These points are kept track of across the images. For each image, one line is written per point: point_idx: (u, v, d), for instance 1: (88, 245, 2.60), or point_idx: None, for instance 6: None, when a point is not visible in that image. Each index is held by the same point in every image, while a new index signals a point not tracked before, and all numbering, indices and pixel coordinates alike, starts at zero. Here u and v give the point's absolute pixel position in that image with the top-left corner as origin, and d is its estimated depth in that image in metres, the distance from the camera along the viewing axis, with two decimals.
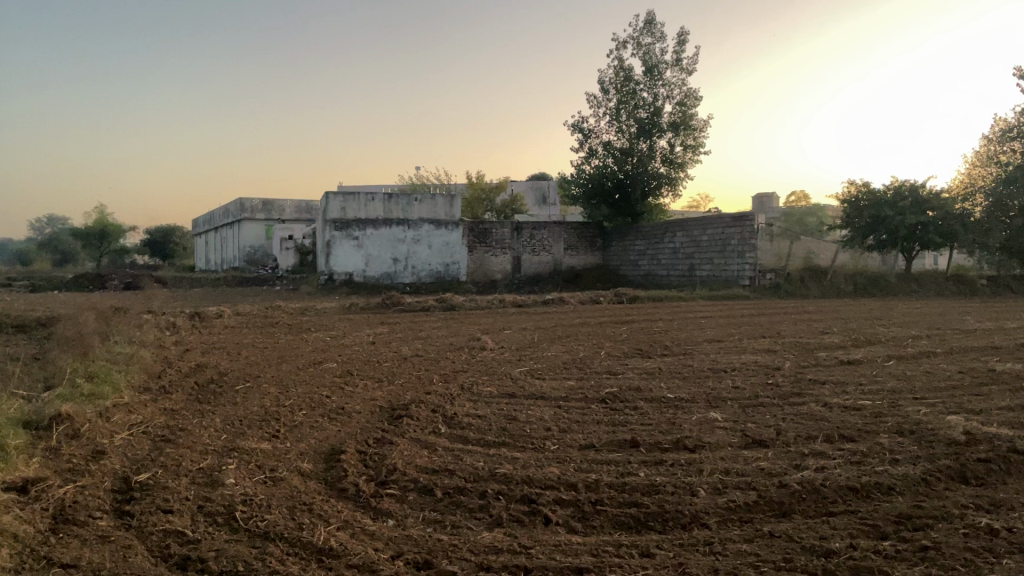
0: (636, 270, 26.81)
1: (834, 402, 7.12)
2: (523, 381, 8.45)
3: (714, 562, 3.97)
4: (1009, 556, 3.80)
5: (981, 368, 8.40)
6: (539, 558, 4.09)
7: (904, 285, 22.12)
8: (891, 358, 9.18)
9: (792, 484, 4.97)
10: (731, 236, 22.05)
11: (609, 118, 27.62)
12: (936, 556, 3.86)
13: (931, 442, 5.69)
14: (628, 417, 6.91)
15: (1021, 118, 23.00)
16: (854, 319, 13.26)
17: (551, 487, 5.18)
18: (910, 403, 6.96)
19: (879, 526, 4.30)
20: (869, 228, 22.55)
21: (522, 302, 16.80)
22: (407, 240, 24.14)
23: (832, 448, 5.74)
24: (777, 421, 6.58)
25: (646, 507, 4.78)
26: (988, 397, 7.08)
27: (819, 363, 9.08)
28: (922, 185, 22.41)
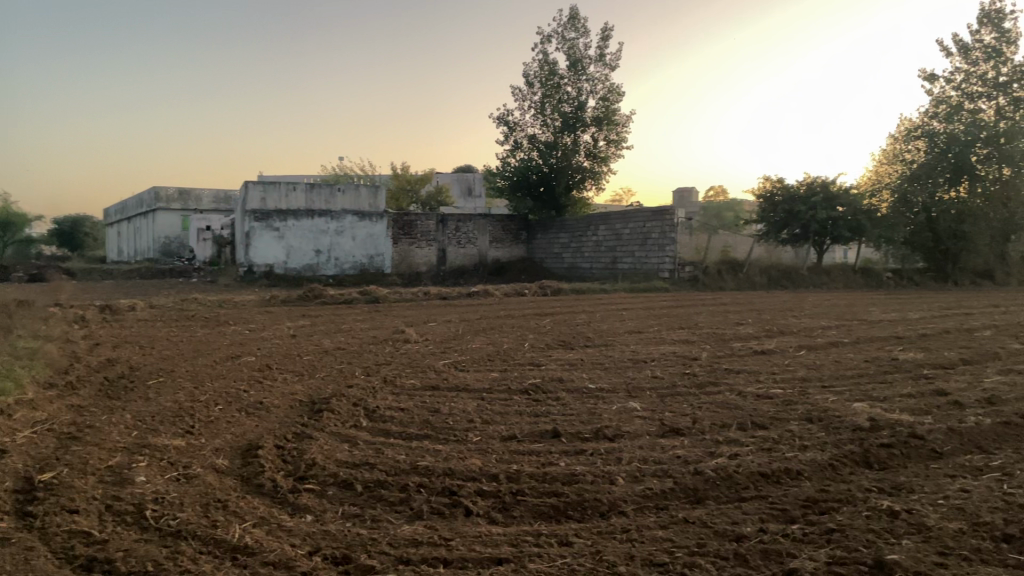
0: (560, 262, 27.02)
1: (748, 391, 7.34)
2: (446, 373, 8.43)
3: (631, 549, 4.05)
4: (907, 536, 3.98)
5: (885, 357, 8.79)
6: (459, 551, 4.09)
7: (815, 278, 22.88)
8: (802, 348, 9.53)
9: (706, 471, 5.10)
10: (652, 229, 22.49)
11: (534, 111, 27.80)
12: (840, 538, 4.02)
13: (838, 428, 5.93)
14: (550, 407, 6.98)
15: (925, 118, 24.22)
16: (768, 311, 13.70)
17: (472, 478, 5.19)
18: (819, 391, 7.24)
19: (787, 510, 4.46)
20: (782, 223, 23.17)
21: (446, 294, 16.74)
22: (330, 232, 23.68)
23: (745, 435, 5.92)
24: (693, 410, 6.75)
25: (565, 496, 4.84)
26: (891, 385, 7.41)
27: (733, 353, 9.36)
28: (832, 181, 23.14)
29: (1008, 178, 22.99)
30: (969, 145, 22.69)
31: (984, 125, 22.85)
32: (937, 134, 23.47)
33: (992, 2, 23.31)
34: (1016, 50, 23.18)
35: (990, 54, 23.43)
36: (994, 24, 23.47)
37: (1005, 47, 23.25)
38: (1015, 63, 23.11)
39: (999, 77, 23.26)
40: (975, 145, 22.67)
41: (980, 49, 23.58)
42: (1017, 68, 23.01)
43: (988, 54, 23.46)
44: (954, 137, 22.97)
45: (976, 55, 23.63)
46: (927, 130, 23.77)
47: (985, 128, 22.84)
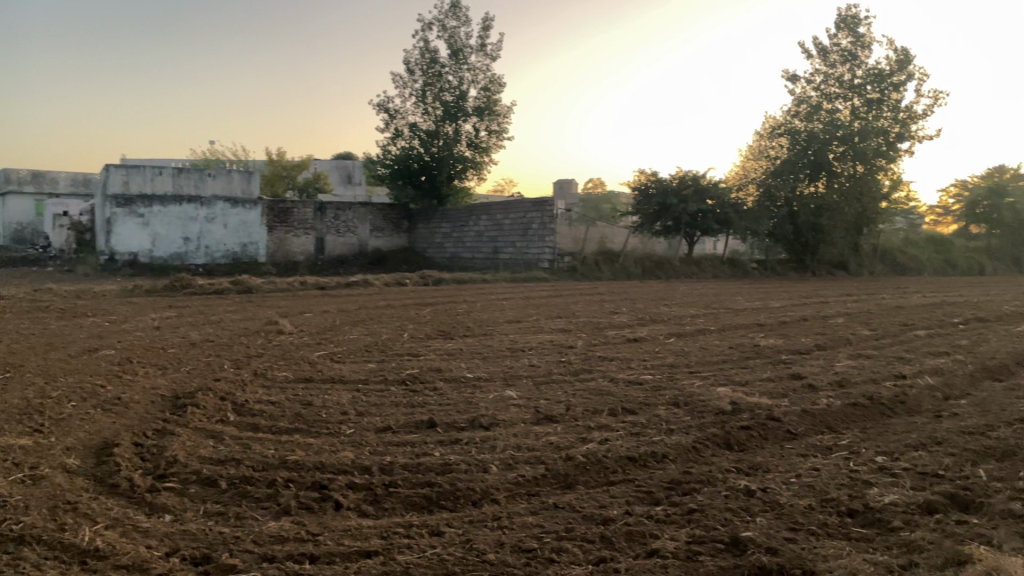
0: (441, 252, 26.94)
1: (619, 377, 7.55)
2: (320, 365, 8.25)
3: (501, 536, 4.07)
4: (761, 514, 4.18)
5: (748, 343, 9.22)
6: (327, 545, 4.01)
7: (686, 268, 23.72)
8: (672, 336, 9.87)
9: (577, 456, 5.20)
10: (532, 220, 22.76)
11: (415, 100, 27.56)
12: (701, 517, 4.19)
13: (702, 412, 6.17)
14: (427, 398, 6.93)
15: (787, 117, 25.53)
16: (641, 300, 14.11)
17: (343, 471, 5.10)
18: (685, 377, 7.53)
19: (652, 492, 4.61)
20: (656, 216, 23.91)
21: (324, 284, 16.38)
22: (200, 219, 22.66)
23: (615, 421, 6.07)
24: (567, 397, 6.87)
25: (438, 486, 4.82)
26: (751, 369, 7.81)
27: (607, 341, 9.59)
28: (703, 175, 24.12)
29: (861, 175, 24.71)
30: (826, 144, 24.23)
31: (841, 124, 24.32)
32: (798, 132, 24.81)
33: (848, 8, 24.78)
34: (869, 54, 24.75)
35: (847, 57, 24.90)
36: (849, 30, 24.96)
37: (859, 52, 24.79)
38: (869, 66, 24.63)
39: (854, 79, 24.74)
40: (832, 143, 24.23)
41: (838, 52, 25.03)
42: (870, 71, 24.52)
43: (845, 57, 24.92)
44: (814, 136, 24.39)
45: (834, 58, 25.06)
46: (790, 128, 25.10)
47: (842, 127, 24.31)
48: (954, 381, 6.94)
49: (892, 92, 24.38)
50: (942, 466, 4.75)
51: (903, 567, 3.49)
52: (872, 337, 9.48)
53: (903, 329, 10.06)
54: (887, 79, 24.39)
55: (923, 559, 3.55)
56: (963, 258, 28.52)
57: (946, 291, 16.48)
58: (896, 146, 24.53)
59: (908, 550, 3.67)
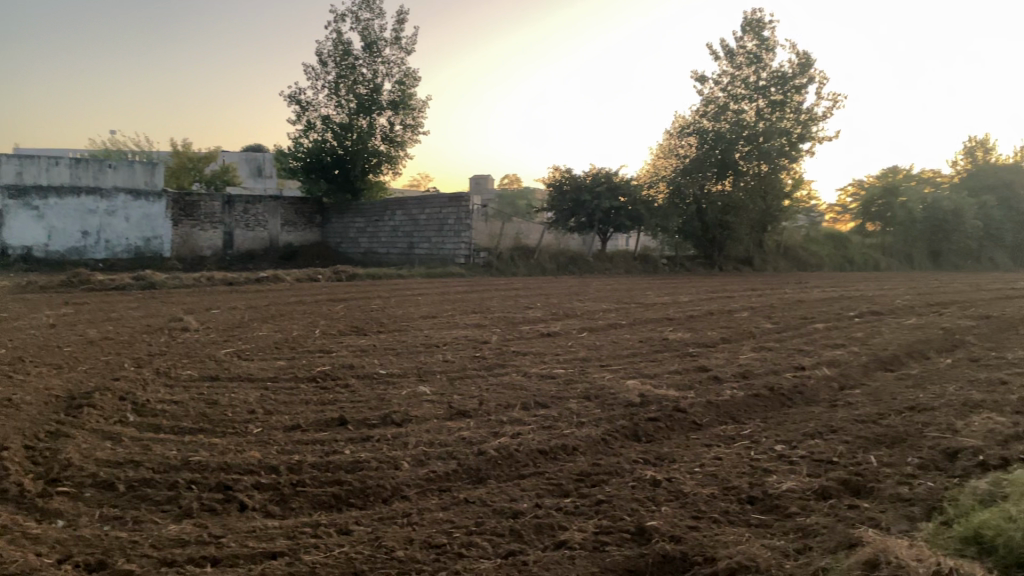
0: (355, 247, 26.59)
1: (533, 371, 7.61)
2: (227, 362, 8.02)
3: (410, 533, 4.05)
4: (667, 504, 4.28)
5: (657, 337, 9.42)
6: (230, 547, 3.90)
7: (599, 264, 24.04)
8: (584, 330, 10.01)
9: (489, 451, 5.22)
10: (447, 215, 22.72)
11: (328, 92, 27.08)
12: (609, 508, 4.27)
13: (611, 405, 6.28)
14: (337, 395, 6.83)
15: (696, 117, 26.07)
16: (556, 295, 14.24)
17: (249, 471, 4.97)
18: (596, 370, 7.64)
19: (562, 484, 4.66)
20: (570, 212, 24.01)
21: (232, 279, 15.93)
22: (99, 212, 21.73)
23: (527, 415, 6.11)
24: (480, 392, 6.87)
25: (347, 484, 4.76)
26: (661, 362, 7.99)
27: (521, 336, 9.64)
28: (615, 172, 24.57)
29: (766, 174, 25.56)
30: (732, 144, 25.08)
31: (746, 124, 25.17)
32: (706, 132, 25.47)
33: (753, 12, 25.52)
34: (773, 57, 25.58)
35: (752, 60, 25.63)
36: (755, 33, 25.74)
37: (764, 54, 25.56)
38: (773, 69, 25.49)
39: (758, 81, 25.55)
40: (738, 143, 25.06)
41: (744, 54, 25.73)
42: (774, 74, 25.40)
43: (750, 59, 25.64)
44: (721, 135, 25.16)
45: (740, 60, 25.72)
46: (698, 128, 25.71)
47: (747, 127, 25.17)
48: (849, 372, 7.27)
49: (794, 94, 25.34)
50: (836, 454, 4.97)
51: (798, 551, 3.64)
52: (775, 330, 9.83)
53: (803, 322, 10.49)
54: (789, 81, 25.37)
55: (816, 543, 3.71)
56: (860, 255, 29.90)
57: (844, 287, 17.22)
58: (798, 146, 25.49)
59: (803, 535, 3.83)
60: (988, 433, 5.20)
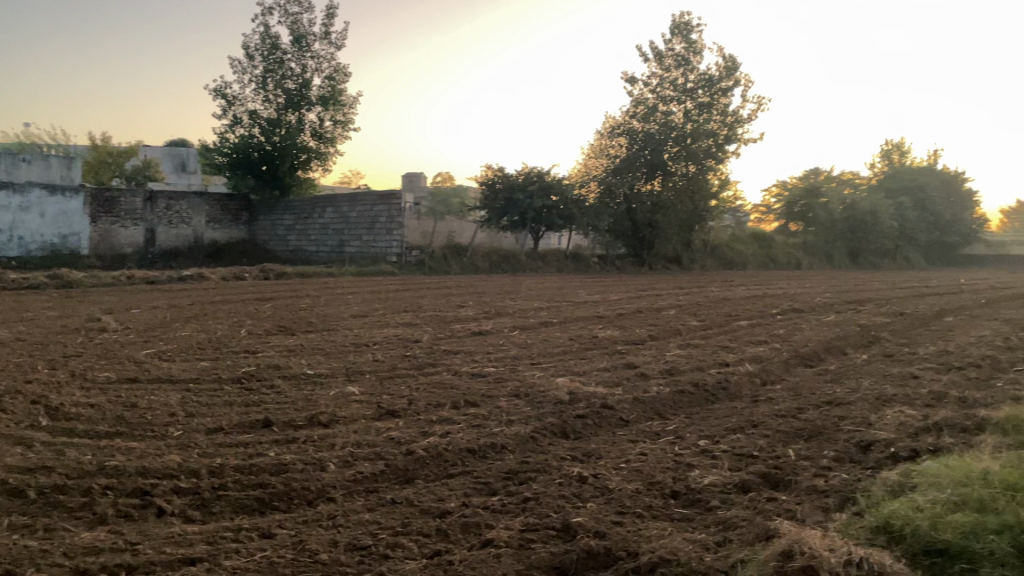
0: (284, 245, 26.13)
1: (463, 370, 7.60)
2: (147, 364, 7.78)
3: (335, 535, 3.99)
4: (592, 500, 4.33)
5: (587, 335, 9.51)
6: (146, 554, 3.79)
7: (531, 263, 24.15)
8: (516, 329, 10.03)
9: (417, 450, 5.19)
10: (379, 213, 22.56)
11: (255, 87, 26.41)
12: (535, 505, 4.29)
13: (541, 402, 6.32)
14: (263, 396, 6.69)
15: (626, 117, 26.29)
16: (487, 293, 14.27)
17: (169, 475, 4.83)
18: (526, 368, 7.68)
19: (489, 483, 4.66)
20: (503, 211, 24.14)
21: (154, 278, 15.46)
22: (11, 207, 20.78)
23: (457, 414, 6.10)
24: (410, 391, 6.83)
25: (271, 487, 4.67)
26: (590, 360, 8.09)
27: (453, 334, 9.63)
28: (547, 171, 24.69)
29: (693, 175, 26.14)
30: (661, 145, 25.44)
31: (675, 125, 25.63)
32: (635, 132, 25.66)
33: (682, 15, 25.99)
34: (700, 59, 26.13)
35: (680, 62, 26.14)
36: (683, 35, 26.22)
37: (691, 57, 26.11)
38: (700, 71, 26.05)
39: (687, 83, 26.06)
40: (667, 144, 25.46)
41: (672, 56, 26.21)
42: (701, 76, 25.96)
43: (679, 62, 26.15)
44: (650, 136, 25.46)
45: (669, 62, 26.20)
46: (627, 128, 25.83)
47: (675, 128, 25.62)
48: (771, 368, 7.47)
49: (721, 97, 26.02)
50: (756, 447, 5.10)
51: (718, 544, 3.72)
52: (700, 327, 10.04)
53: (729, 319, 10.74)
54: (716, 84, 25.98)
55: (736, 536, 3.80)
56: (783, 253, 30.81)
57: (766, 284, 17.73)
58: (724, 148, 26.14)
59: (723, 528, 3.92)
60: (900, 426, 5.41)
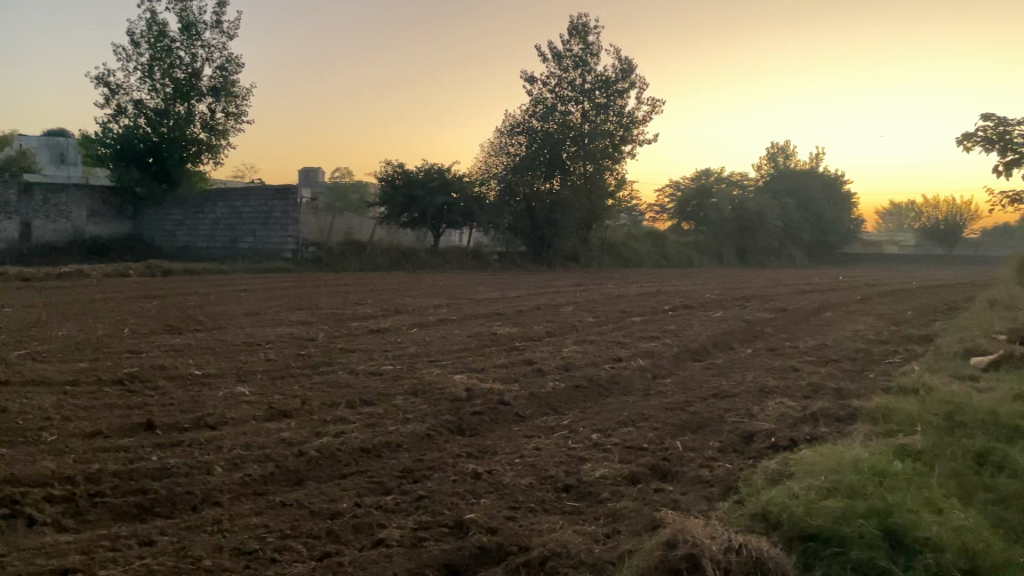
0: (172, 240, 25.15)
1: (359, 368, 7.49)
2: (19, 366, 7.32)
3: (220, 540, 3.86)
4: (487, 496, 4.34)
5: (485, 332, 9.54)
6: (13, 567, 3.56)
7: (431, 260, 24.04)
8: (414, 326, 9.96)
9: (309, 451, 5.07)
10: (273, 209, 22.00)
11: (140, 75, 25.25)
12: (429, 503, 4.27)
13: (438, 400, 6.29)
14: (147, 398, 6.40)
15: (526, 115, 26.50)
16: (385, 291, 14.07)
17: (42, 483, 4.56)
18: (424, 366, 7.64)
19: (383, 482, 4.61)
20: (403, 208, 23.75)
21: (28, 275, 14.58)
22: None
23: (352, 413, 6.01)
24: (303, 391, 6.68)
25: (154, 492, 4.47)
26: (488, 356, 8.11)
27: (350, 332, 9.48)
28: (447, 168, 24.57)
29: (591, 174, 26.64)
30: (559, 144, 25.85)
31: (572, 125, 26.04)
32: (535, 131, 25.97)
33: (580, 17, 26.41)
34: (597, 61, 26.66)
35: (578, 63, 26.59)
36: (581, 37, 26.61)
37: (588, 58, 26.58)
38: (597, 72, 26.55)
39: (584, 84, 26.53)
40: (565, 143, 25.88)
41: (570, 57, 26.57)
42: (598, 77, 26.47)
43: (577, 62, 26.59)
44: (548, 135, 25.77)
45: (567, 63, 26.54)
46: (527, 127, 26.13)
47: (573, 128, 26.05)
48: (662, 362, 7.67)
49: (617, 98, 26.60)
50: (646, 440, 5.23)
51: (608, 536, 3.80)
52: (596, 324, 10.22)
53: (623, 316, 10.99)
54: (612, 86, 26.53)
55: (625, 527, 3.89)
56: (676, 252, 31.76)
57: (660, 282, 18.24)
58: (620, 148, 26.79)
59: (613, 519, 4.00)
60: (780, 417, 5.66)
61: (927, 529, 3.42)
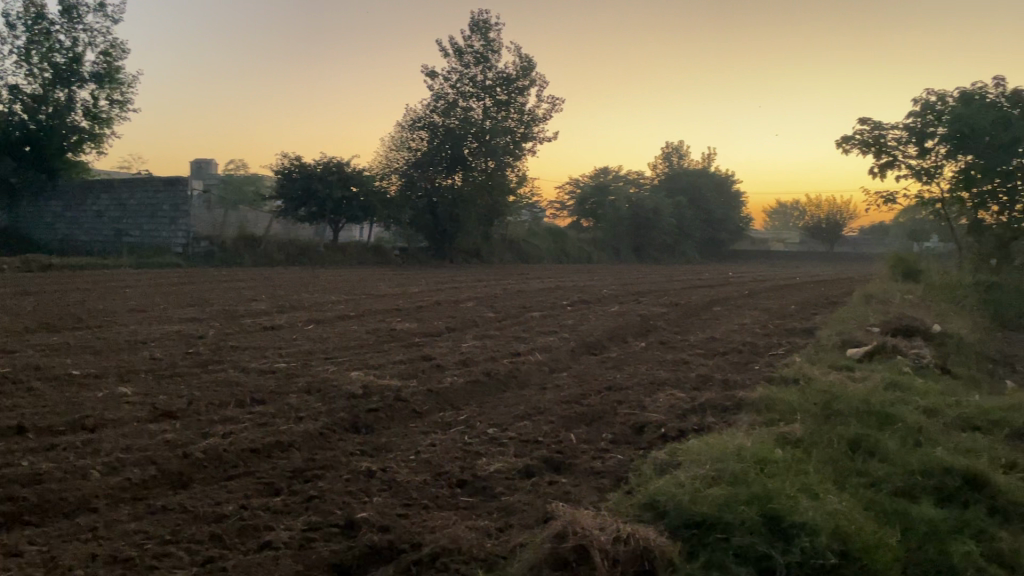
0: (52, 234, 23.85)
1: (251, 366, 7.27)
2: None
3: (95, 549, 3.65)
4: (379, 494, 4.27)
5: (384, 328, 9.43)
6: None
7: (330, 255, 23.62)
8: (310, 323, 9.75)
9: (195, 453, 4.87)
10: (162, 201, 21.15)
11: (17, 59, 23.66)
12: (319, 504, 4.16)
13: (332, 397, 6.16)
14: (18, 400, 6.01)
15: (427, 110, 26.30)
16: (282, 287, 13.71)
17: None
18: (320, 363, 7.47)
19: (272, 483, 4.47)
20: (300, 201, 23.30)
21: None
22: None
23: (242, 412, 5.81)
24: (190, 391, 6.42)
25: (23, 500, 4.20)
26: (385, 352, 8.02)
27: (241, 329, 9.19)
28: (346, 162, 24.16)
29: (492, 171, 26.74)
30: (461, 139, 25.84)
31: (473, 122, 26.02)
32: (436, 126, 25.86)
33: (481, 14, 26.42)
34: (498, 58, 26.75)
35: (479, 59, 26.61)
36: (482, 33, 26.65)
37: (489, 55, 26.67)
38: (498, 69, 26.70)
39: (485, 81, 26.64)
40: (467, 139, 25.83)
41: (471, 53, 26.59)
42: (499, 74, 26.64)
43: (478, 59, 26.60)
44: (450, 131, 25.72)
45: (468, 59, 26.55)
46: (429, 122, 26.03)
47: (474, 124, 26.05)
48: (559, 356, 7.74)
49: (518, 96, 26.88)
50: (541, 433, 5.27)
51: (501, 530, 3.80)
52: (495, 319, 10.26)
53: (523, 311, 11.06)
54: (513, 83, 26.78)
55: (517, 520, 3.90)
56: (576, 248, 32.25)
57: (558, 277, 18.47)
58: (522, 145, 26.98)
59: (506, 513, 4.00)
60: (671, 408, 5.82)
61: (804, 514, 3.56)
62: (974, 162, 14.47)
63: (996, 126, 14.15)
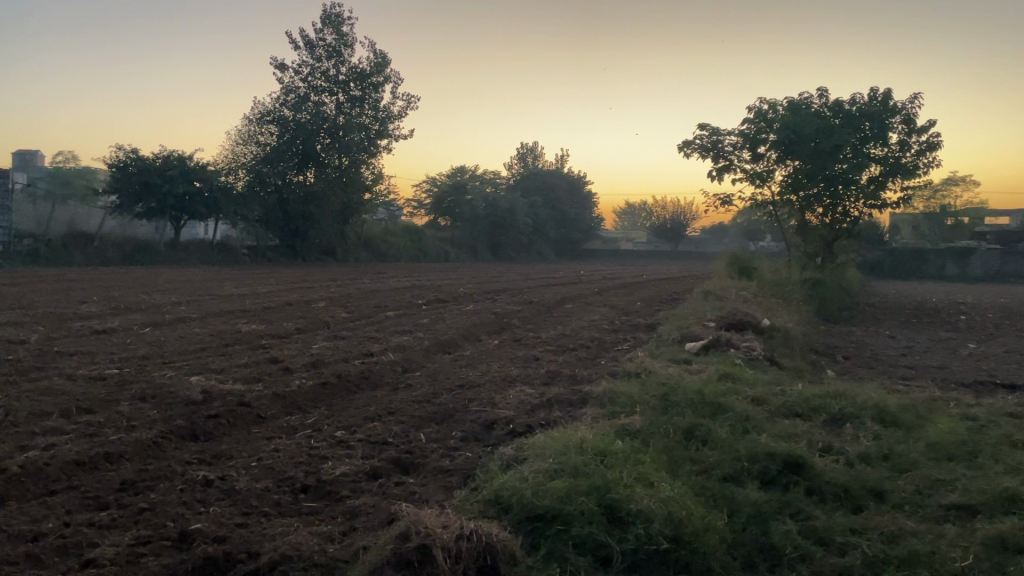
0: None
1: (80, 373, 6.78)
2: None
3: None
4: (216, 504, 4.09)
5: (229, 330, 9.05)
6: None
7: (170, 254, 22.48)
8: (148, 325, 9.22)
9: (10, 467, 4.48)
10: None
11: None
12: (151, 516, 3.94)
13: (169, 404, 5.85)
14: None
15: (277, 104, 25.47)
16: (115, 288, 12.89)
17: None
18: (157, 368, 7.08)
19: (99, 497, 4.19)
20: (137, 196, 22.01)
21: None
22: None
23: (67, 422, 5.41)
24: (7, 401, 5.90)
25: None
26: (230, 356, 7.70)
27: (70, 333, 8.56)
28: (188, 156, 23.04)
29: (346, 167, 26.25)
30: (313, 135, 25.23)
31: (326, 117, 25.53)
32: (286, 121, 25.13)
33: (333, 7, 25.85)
34: (351, 52, 26.27)
35: (332, 54, 26.04)
36: (334, 27, 26.10)
37: (342, 49, 26.15)
38: (352, 64, 26.26)
39: (338, 75, 26.12)
40: (319, 134, 25.34)
41: (323, 46, 25.97)
42: (352, 69, 26.19)
43: (331, 53, 26.02)
44: (301, 127, 25.08)
45: (320, 52, 25.92)
46: (278, 116, 25.18)
47: (327, 120, 25.53)
48: (412, 356, 7.69)
49: (372, 91, 26.53)
50: (389, 434, 5.22)
51: (345, 533, 3.73)
52: (346, 319, 10.07)
53: (376, 310, 10.92)
54: (367, 79, 26.40)
55: (362, 522, 3.85)
56: (433, 246, 32.11)
57: (412, 276, 18.41)
58: (377, 142, 26.61)
59: (350, 517, 3.93)
60: (520, 404, 5.91)
61: (638, 502, 3.70)
62: (801, 167, 15.54)
63: (821, 134, 15.27)
